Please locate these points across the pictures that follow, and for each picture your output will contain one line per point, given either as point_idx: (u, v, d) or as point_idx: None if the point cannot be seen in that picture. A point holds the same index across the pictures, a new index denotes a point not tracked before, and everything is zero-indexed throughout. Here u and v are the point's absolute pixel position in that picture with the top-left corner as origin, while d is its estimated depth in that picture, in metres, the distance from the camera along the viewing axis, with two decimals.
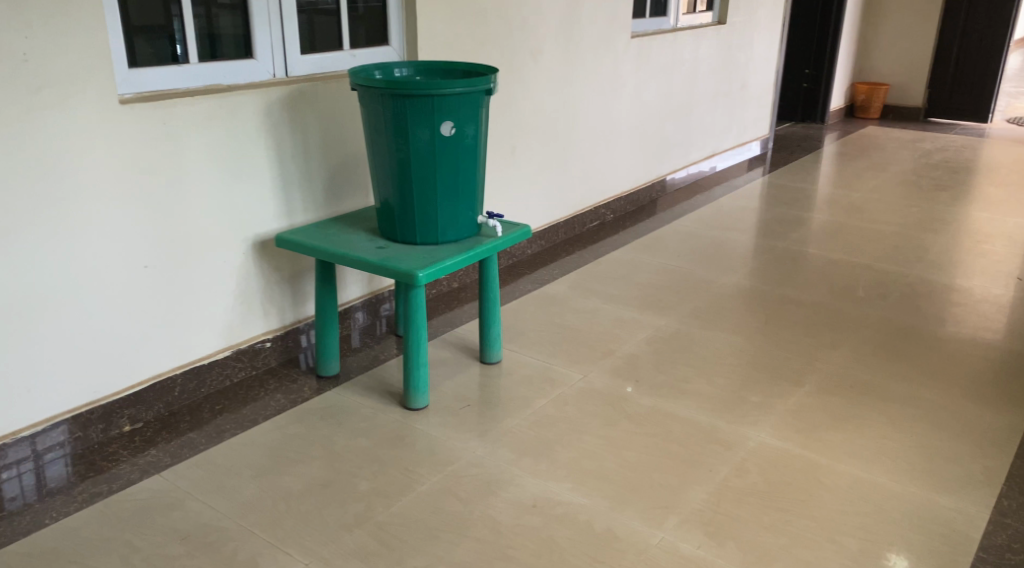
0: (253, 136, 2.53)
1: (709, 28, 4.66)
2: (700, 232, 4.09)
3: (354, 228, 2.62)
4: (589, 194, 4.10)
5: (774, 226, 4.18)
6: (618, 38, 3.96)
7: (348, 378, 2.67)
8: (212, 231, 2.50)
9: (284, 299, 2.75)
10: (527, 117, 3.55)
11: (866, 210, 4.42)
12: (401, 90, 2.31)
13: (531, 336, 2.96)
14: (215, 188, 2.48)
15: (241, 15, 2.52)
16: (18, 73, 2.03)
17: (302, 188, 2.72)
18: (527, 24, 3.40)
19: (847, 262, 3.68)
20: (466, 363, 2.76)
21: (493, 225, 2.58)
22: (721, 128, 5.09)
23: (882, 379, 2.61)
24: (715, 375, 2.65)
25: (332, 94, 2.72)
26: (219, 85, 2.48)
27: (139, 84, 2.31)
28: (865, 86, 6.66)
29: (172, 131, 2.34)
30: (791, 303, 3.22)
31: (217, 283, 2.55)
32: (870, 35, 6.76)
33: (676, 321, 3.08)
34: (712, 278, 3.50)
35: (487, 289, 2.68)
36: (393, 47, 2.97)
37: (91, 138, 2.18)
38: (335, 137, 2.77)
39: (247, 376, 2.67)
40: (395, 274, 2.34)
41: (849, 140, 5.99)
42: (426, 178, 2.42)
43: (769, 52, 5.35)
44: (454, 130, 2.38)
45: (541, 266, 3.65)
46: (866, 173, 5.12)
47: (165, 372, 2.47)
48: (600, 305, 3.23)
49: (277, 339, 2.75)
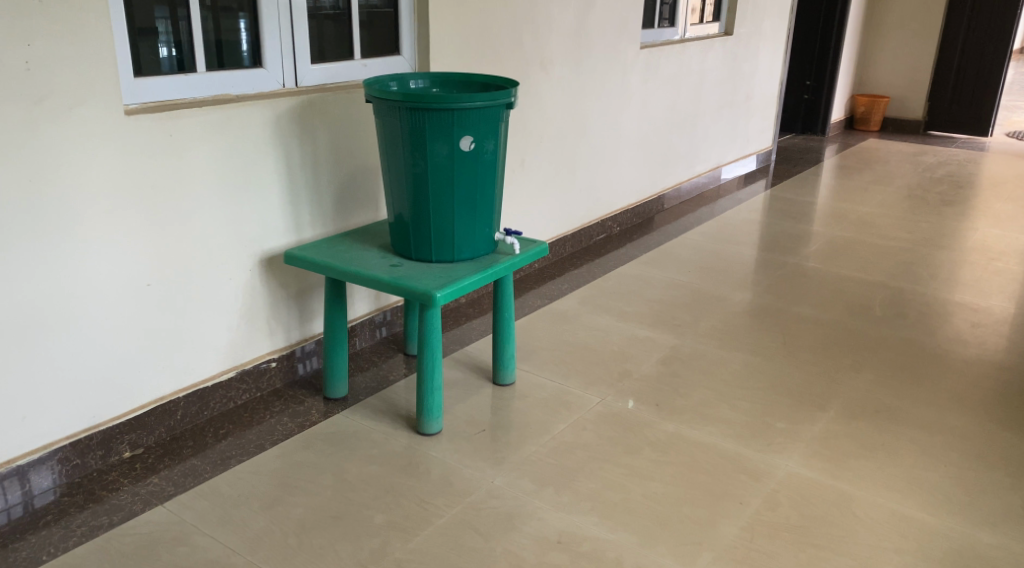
0: (260, 149, 2.43)
1: (716, 39, 4.60)
2: (709, 246, 4.02)
3: (365, 245, 2.52)
4: (596, 206, 4.02)
5: (783, 240, 4.11)
6: (627, 48, 3.89)
7: (356, 400, 2.56)
8: (217, 247, 2.39)
9: (290, 317, 2.65)
10: (537, 129, 3.46)
11: (874, 225, 4.36)
12: (420, 103, 2.22)
13: (544, 355, 2.87)
14: (221, 203, 2.38)
15: (250, 22, 2.43)
16: (18, 83, 1.92)
17: (310, 203, 2.62)
18: (539, 34, 3.32)
19: (861, 279, 3.61)
20: (478, 384, 2.67)
21: (510, 242, 2.49)
22: (726, 139, 5.03)
23: (908, 405, 2.53)
24: (736, 399, 2.57)
25: (342, 105, 2.63)
26: (226, 96, 2.38)
27: (144, 93, 2.21)
28: (865, 98, 6.63)
29: (177, 142, 2.23)
30: (807, 322, 3.15)
31: (221, 302, 2.45)
32: (870, 47, 6.73)
33: (692, 340, 3.00)
34: (725, 295, 3.42)
35: (502, 309, 2.59)
36: (404, 56, 2.88)
37: (92, 151, 2.07)
38: (345, 150, 2.68)
39: (252, 398, 2.57)
40: (410, 294, 2.24)
41: (850, 153, 5.95)
42: (443, 194, 2.33)
43: (773, 63, 5.30)
44: (474, 144, 2.29)
45: (549, 280, 3.56)
46: (871, 187, 5.08)
47: (168, 395, 2.36)
48: (613, 322, 3.15)
49: (283, 359, 2.64)
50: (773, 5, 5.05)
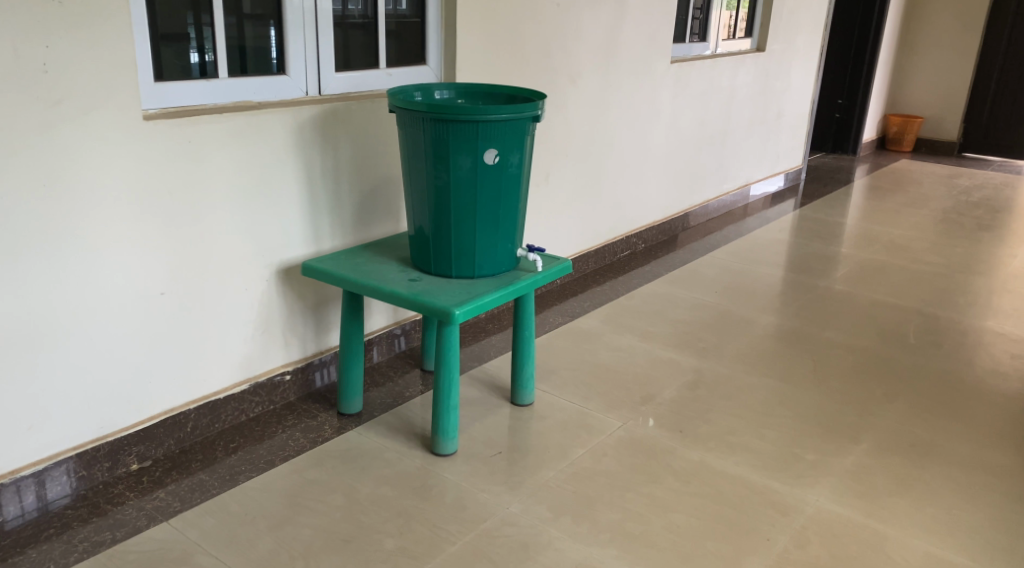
0: (281, 157, 2.38)
1: (748, 54, 4.51)
2: (736, 266, 3.92)
3: (384, 257, 2.45)
4: (621, 222, 3.94)
5: (812, 262, 4.01)
6: (658, 62, 3.82)
7: (371, 417, 2.49)
8: (233, 256, 2.34)
9: (306, 329, 2.59)
10: (563, 142, 3.40)
11: (907, 248, 4.25)
12: (444, 114, 2.16)
13: (565, 375, 2.79)
14: (239, 211, 2.32)
15: (275, 28, 2.38)
16: (34, 86, 1.88)
17: (330, 213, 2.57)
18: (568, 46, 3.26)
19: (894, 305, 3.51)
20: (496, 403, 2.59)
21: (533, 259, 2.41)
22: (756, 157, 4.94)
23: (944, 440, 2.43)
24: (764, 428, 2.48)
25: (366, 115, 2.57)
26: (248, 102, 2.34)
27: (164, 99, 2.16)
28: (898, 118, 6.51)
29: (195, 148, 2.18)
30: (838, 348, 3.05)
31: (236, 313, 2.39)
32: (905, 66, 6.61)
33: (718, 365, 2.91)
34: (752, 318, 3.33)
35: (522, 328, 2.52)
36: (430, 65, 2.82)
37: (109, 156, 2.03)
38: (367, 160, 2.62)
39: (265, 411, 2.51)
40: (429, 311, 2.17)
41: (882, 174, 5.83)
42: (465, 207, 2.26)
43: (806, 80, 5.20)
44: (498, 158, 2.23)
45: (571, 296, 3.48)
46: (904, 209, 4.96)
47: (178, 406, 2.31)
48: (636, 342, 3.06)
49: (297, 372, 2.58)
50: (807, 21, 4.96)
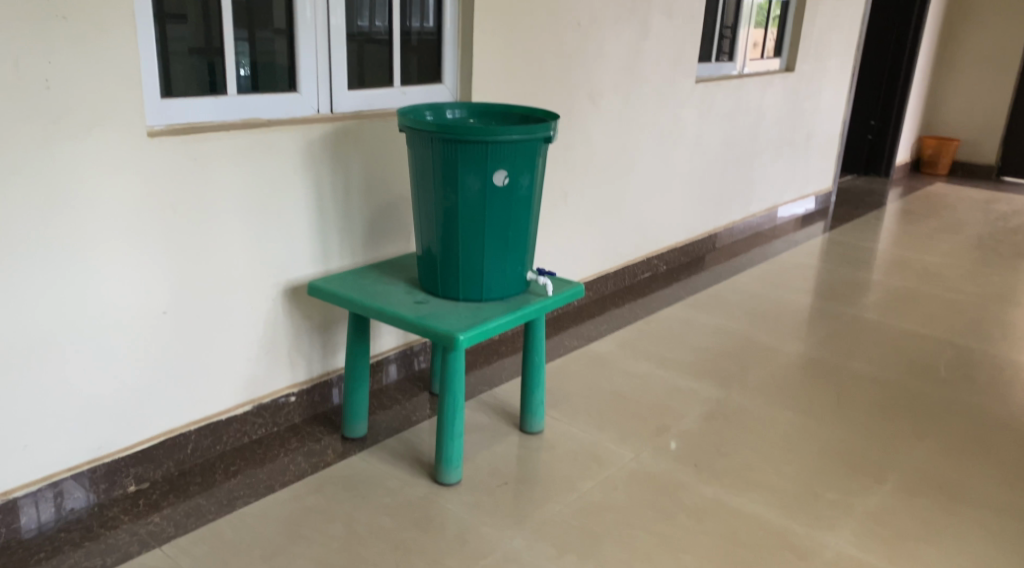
0: (289, 175, 2.34)
1: (777, 75, 4.42)
2: (760, 291, 3.82)
3: (392, 278, 2.40)
4: (642, 244, 3.86)
5: (840, 288, 3.90)
6: (683, 82, 3.74)
7: (376, 442, 2.43)
8: (238, 275, 2.30)
9: (313, 350, 2.54)
10: (583, 162, 3.33)
11: (941, 276, 4.11)
12: (453, 134, 2.10)
13: (577, 403, 2.71)
14: (245, 229, 2.28)
15: (286, 46, 2.35)
16: (35, 102, 1.86)
17: (340, 232, 2.52)
18: (588, 64, 3.20)
19: (925, 335, 3.38)
20: (504, 431, 2.52)
21: (543, 283, 2.34)
22: (784, 179, 4.83)
23: (974, 482, 2.33)
24: (783, 464, 2.38)
25: (378, 133, 2.52)
26: (257, 120, 2.30)
27: (170, 115, 2.13)
28: (934, 141, 6.36)
29: (201, 166, 2.15)
30: (864, 380, 2.94)
31: (240, 333, 2.35)
32: (941, 88, 6.46)
33: (737, 395, 2.81)
34: (775, 346, 3.23)
35: (532, 353, 2.45)
36: (446, 84, 2.77)
37: (112, 174, 2.00)
38: (379, 179, 2.57)
39: (268, 433, 2.46)
40: (433, 335, 2.10)
41: (916, 197, 5.69)
42: (473, 229, 2.20)
43: (837, 101, 5.09)
44: (507, 179, 2.17)
45: (588, 319, 3.41)
46: (938, 235, 4.82)
47: (179, 427, 2.27)
48: (653, 369, 2.98)
49: (303, 394, 2.54)
50: (838, 41, 4.86)
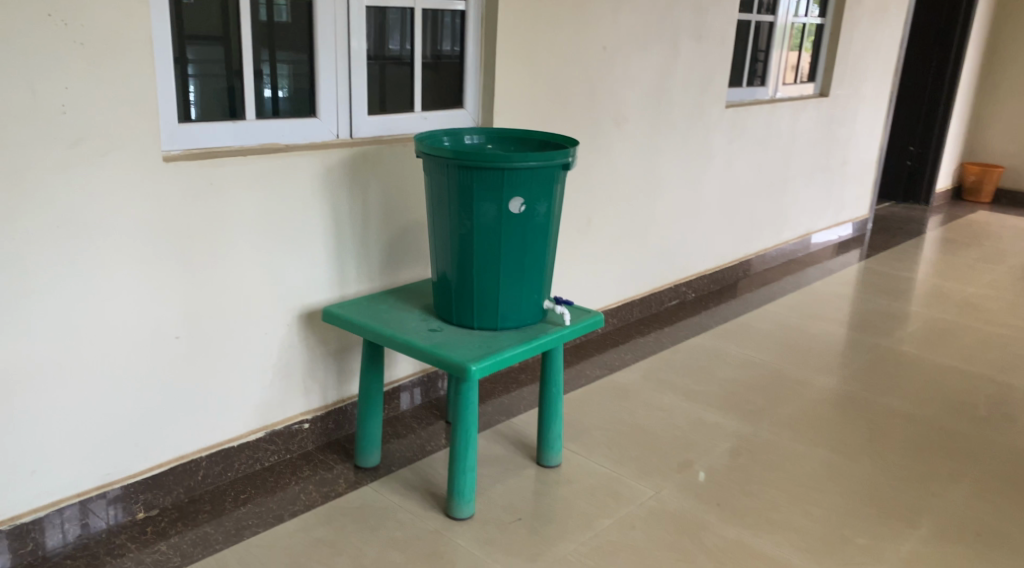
0: (306, 201, 2.32)
1: (810, 99, 4.34)
2: (791, 321, 3.73)
3: (407, 304, 2.36)
4: (669, 271, 3.79)
5: (875, 319, 3.79)
6: (712, 107, 3.68)
7: (389, 471, 2.39)
8: (252, 300, 2.28)
9: (327, 376, 2.51)
10: (608, 188, 3.28)
11: (981, 308, 3.99)
12: (469, 161, 2.07)
13: (597, 435, 2.65)
14: (260, 255, 2.26)
15: (306, 71, 2.35)
16: (51, 127, 1.86)
17: (357, 257, 2.49)
18: (614, 90, 3.16)
19: (964, 370, 3.27)
20: (521, 463, 2.46)
21: (560, 312, 2.29)
22: (817, 206, 4.73)
23: (1012, 530, 2.26)
24: (810, 505, 2.31)
25: (397, 159, 2.50)
26: (275, 145, 2.29)
27: (187, 140, 2.13)
28: (976, 167, 6.21)
29: (217, 191, 2.14)
30: (897, 418, 2.84)
31: (254, 359, 2.32)
32: (984, 113, 6.31)
33: (764, 431, 2.73)
34: (805, 379, 3.13)
35: (549, 384, 2.39)
36: (467, 109, 2.74)
37: (128, 199, 1.99)
38: (397, 204, 2.54)
39: (280, 460, 2.42)
40: (446, 365, 2.06)
41: (957, 225, 5.54)
42: (489, 257, 2.16)
43: (874, 127, 4.98)
44: (524, 207, 2.12)
45: (612, 348, 3.34)
46: (980, 265, 4.69)
47: (189, 453, 2.24)
48: (677, 401, 2.90)
49: (317, 421, 2.50)
50: (874, 66, 4.76)
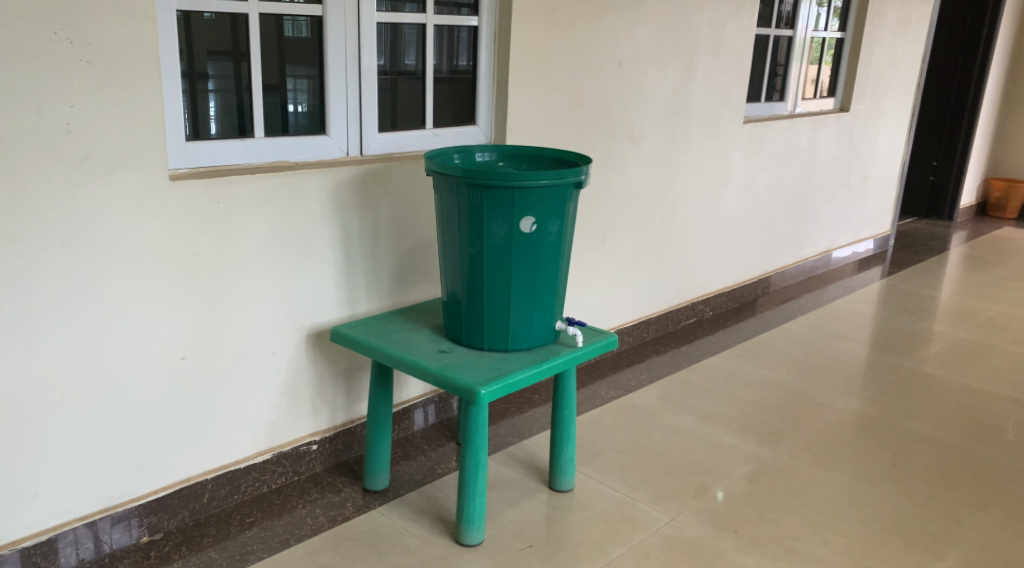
0: (315, 219, 2.29)
1: (831, 115, 4.28)
2: (812, 340, 3.65)
3: (417, 324, 2.32)
4: (686, 289, 3.72)
5: (898, 339, 3.71)
6: (730, 123, 3.63)
7: (397, 495, 2.34)
8: (260, 320, 2.24)
9: (336, 397, 2.47)
10: (623, 206, 3.23)
11: (1008, 327, 3.90)
12: (479, 180, 2.02)
13: (611, 458, 2.59)
14: (268, 273, 2.23)
15: (316, 88, 2.32)
16: (56, 146, 1.83)
17: (367, 276, 2.46)
18: (630, 106, 3.11)
19: (991, 393, 3.20)
20: (533, 487, 2.41)
21: (572, 333, 2.24)
22: (838, 223, 4.65)
23: None
24: (832, 534, 2.27)
25: (408, 176, 2.46)
26: (283, 163, 2.26)
27: (194, 158, 2.10)
28: (1001, 183, 6.10)
29: (224, 209, 2.11)
30: (922, 443, 2.78)
31: (261, 379, 2.28)
32: (1009, 128, 6.20)
33: (784, 455, 2.67)
34: (826, 401, 3.07)
35: (562, 406, 2.34)
36: (480, 126, 2.70)
37: (134, 219, 1.97)
38: (408, 222, 2.50)
39: (287, 482, 2.38)
40: (455, 389, 2.01)
41: (982, 242, 5.44)
42: (500, 277, 2.12)
43: (896, 141, 4.90)
44: (535, 226, 2.08)
45: (627, 367, 3.28)
46: (1006, 282, 4.59)
47: (196, 475, 2.21)
48: (694, 424, 2.84)
49: (325, 442, 2.46)
50: (896, 80, 4.69)
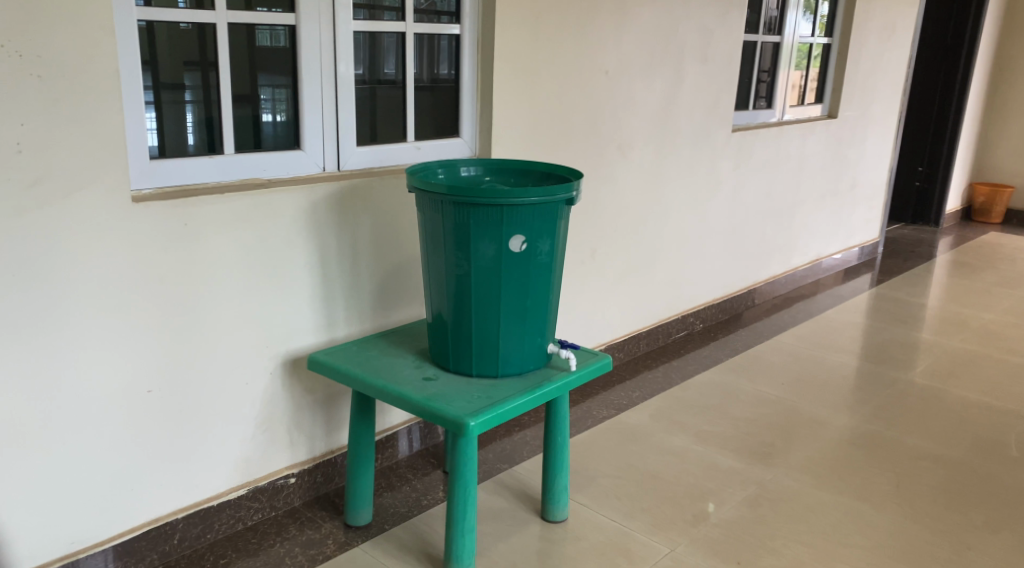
0: (291, 239, 2.16)
1: (819, 122, 4.20)
2: (806, 353, 3.56)
3: (400, 349, 2.20)
4: (676, 302, 3.62)
5: (893, 349, 3.63)
6: (718, 131, 3.53)
7: (381, 530, 2.21)
8: (232, 348, 2.11)
9: (315, 427, 2.33)
10: (612, 218, 3.12)
11: (1002, 336, 3.83)
12: (465, 198, 1.91)
13: (605, 484, 2.47)
14: (241, 298, 2.10)
15: (291, 99, 2.19)
16: (6, 167, 1.69)
17: (346, 298, 2.33)
18: (618, 116, 3.01)
19: (991, 405, 3.12)
20: (524, 518, 2.29)
21: (565, 356, 2.12)
22: (827, 231, 4.58)
23: None
24: (839, 563, 2.18)
25: (389, 192, 2.34)
26: (256, 181, 2.13)
27: (159, 178, 1.97)
28: (985, 188, 6.06)
29: (192, 232, 1.97)
30: (925, 461, 2.69)
31: (235, 410, 2.15)
32: (992, 132, 6.17)
33: (784, 476, 2.56)
34: (824, 418, 2.97)
35: (554, 432, 2.22)
36: (464, 138, 2.58)
37: (94, 244, 1.83)
38: (390, 241, 2.38)
39: (264, 519, 2.25)
40: (441, 420, 1.88)
41: (969, 247, 5.39)
42: (487, 300, 2.00)
43: (883, 147, 4.84)
44: (525, 245, 1.96)
45: (619, 385, 3.17)
46: (996, 289, 4.53)
47: (165, 515, 2.07)
48: (689, 444, 2.73)
49: (304, 474, 2.33)
50: (883, 85, 4.63)
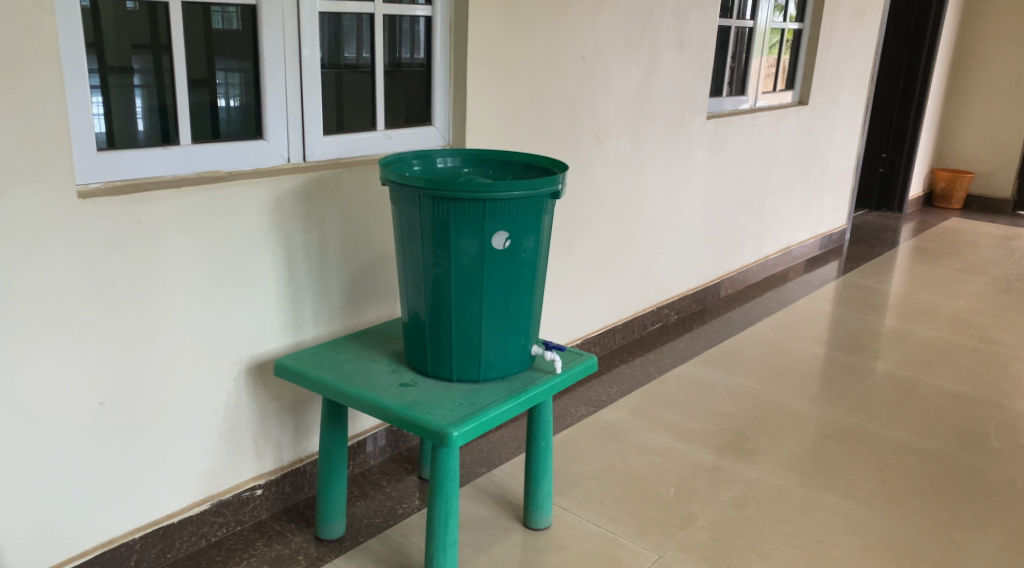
0: (254, 237, 2.01)
1: (790, 109, 4.14)
2: (781, 344, 3.50)
3: (373, 353, 2.07)
4: (651, 293, 3.53)
5: (867, 339, 3.59)
6: (693, 119, 3.45)
7: (354, 544, 2.09)
8: (192, 353, 1.96)
9: (283, 435, 2.20)
10: (587, 209, 3.01)
11: (973, 324, 3.82)
12: (444, 192, 1.78)
13: (588, 487, 2.38)
14: (200, 301, 1.95)
15: (251, 85, 2.04)
16: None
17: (314, 298, 2.18)
18: (594, 103, 2.90)
19: (969, 395, 3.09)
20: (506, 526, 2.18)
21: (550, 358, 2.02)
22: (797, 219, 4.53)
23: None
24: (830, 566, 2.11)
25: (359, 184, 2.20)
26: (216, 174, 1.98)
27: (108, 172, 1.81)
28: (946, 173, 6.09)
29: (146, 231, 1.82)
30: (909, 455, 2.64)
31: (195, 419, 2.00)
32: (952, 118, 6.20)
33: (769, 475, 2.50)
34: (805, 411, 2.91)
35: (538, 438, 2.12)
36: (436, 126, 2.45)
37: (36, 245, 1.67)
38: (360, 236, 2.24)
39: (229, 534, 2.11)
40: (422, 431, 1.76)
41: (933, 234, 5.40)
42: (468, 299, 1.88)
43: (851, 134, 4.80)
44: (509, 241, 1.85)
45: (596, 380, 3.07)
46: (964, 275, 4.54)
47: (120, 536, 1.92)
48: (671, 442, 2.65)
49: (271, 485, 2.19)
50: (851, 72, 4.59)
